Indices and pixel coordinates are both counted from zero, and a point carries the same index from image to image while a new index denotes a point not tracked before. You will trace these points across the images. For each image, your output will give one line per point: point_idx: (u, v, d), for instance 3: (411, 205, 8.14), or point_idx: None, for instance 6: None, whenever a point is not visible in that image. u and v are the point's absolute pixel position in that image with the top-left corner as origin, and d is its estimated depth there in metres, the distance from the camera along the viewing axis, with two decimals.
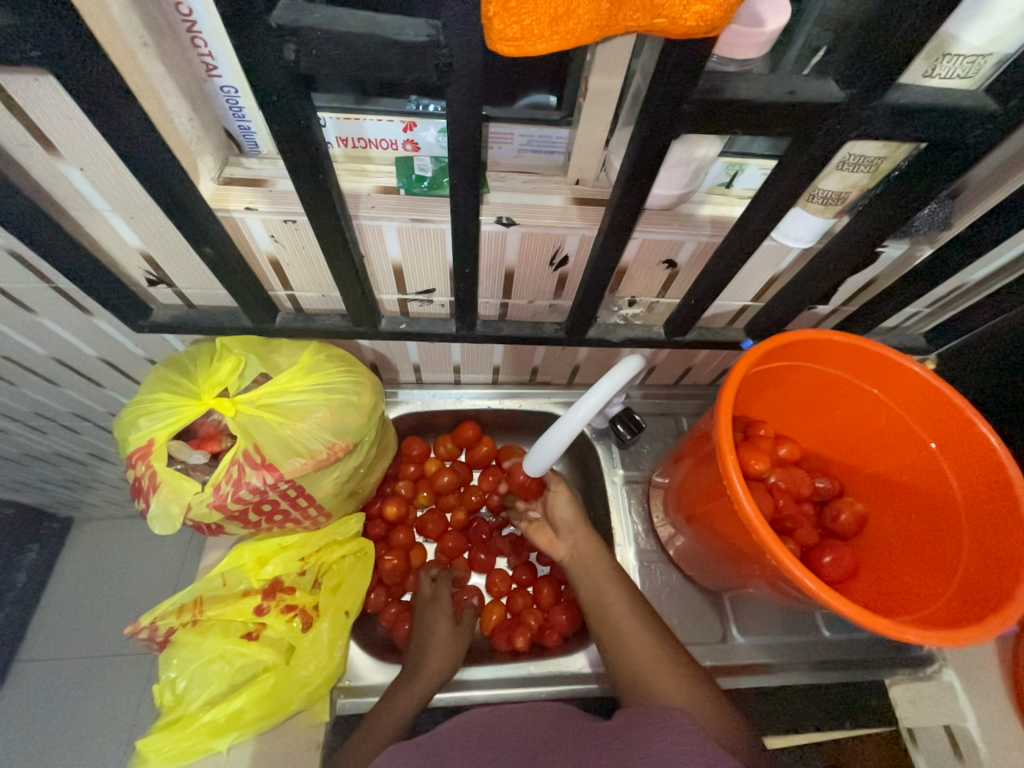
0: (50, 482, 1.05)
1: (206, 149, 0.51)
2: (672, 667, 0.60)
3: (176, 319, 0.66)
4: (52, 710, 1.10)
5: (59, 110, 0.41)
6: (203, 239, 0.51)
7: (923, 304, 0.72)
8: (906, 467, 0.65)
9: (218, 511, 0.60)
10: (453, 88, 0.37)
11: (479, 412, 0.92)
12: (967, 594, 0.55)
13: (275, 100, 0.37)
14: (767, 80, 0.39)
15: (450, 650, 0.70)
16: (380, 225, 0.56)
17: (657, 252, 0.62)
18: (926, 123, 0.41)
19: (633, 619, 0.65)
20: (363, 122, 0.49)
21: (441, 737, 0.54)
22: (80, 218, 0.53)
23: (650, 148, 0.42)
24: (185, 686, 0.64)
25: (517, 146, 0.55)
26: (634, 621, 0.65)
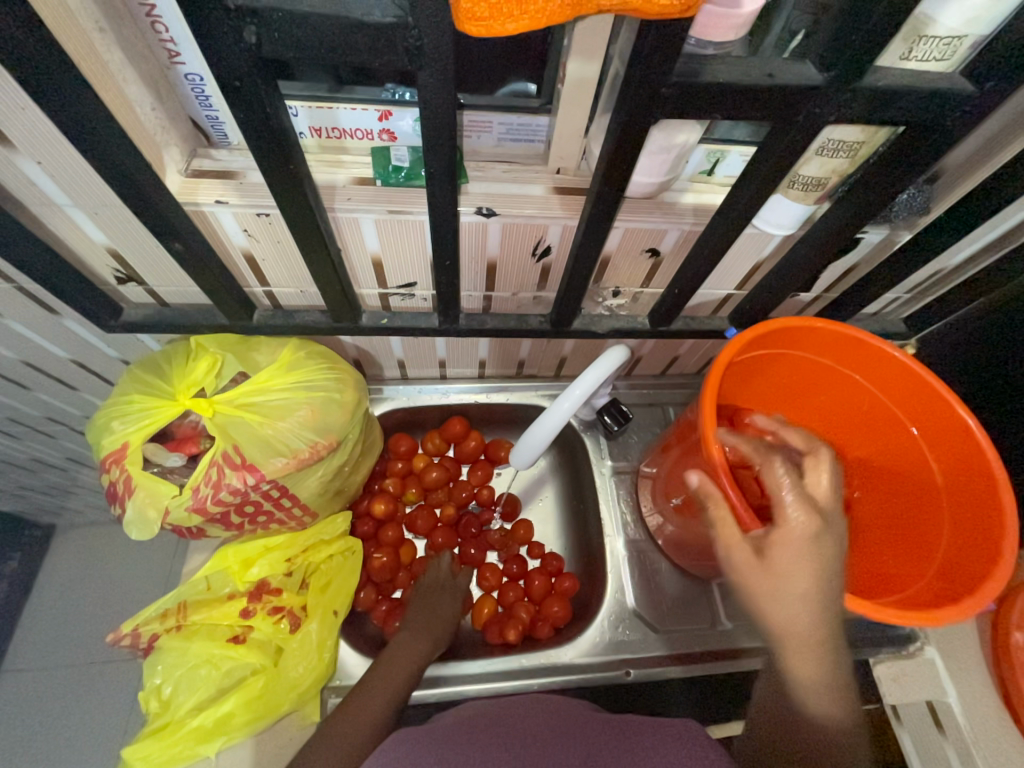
0: (28, 489, 1.02)
1: (172, 140, 0.49)
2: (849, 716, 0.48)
3: (149, 319, 0.64)
4: (38, 720, 1.08)
5: (10, 99, 0.39)
6: (171, 234, 0.49)
7: (904, 290, 0.73)
8: (888, 451, 0.66)
9: (198, 514, 0.59)
10: (425, 72, 0.35)
11: (466, 407, 0.91)
12: (948, 574, 0.56)
13: (239, 85, 0.35)
14: (745, 63, 0.38)
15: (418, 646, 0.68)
16: (357, 217, 0.55)
17: (640, 242, 0.62)
18: (904, 106, 0.41)
19: (826, 661, 0.47)
20: (336, 111, 0.48)
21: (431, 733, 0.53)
22: (40, 214, 0.51)
23: (629, 134, 0.41)
24: (171, 693, 0.63)
25: (497, 135, 0.54)
26: (826, 668, 0.46)
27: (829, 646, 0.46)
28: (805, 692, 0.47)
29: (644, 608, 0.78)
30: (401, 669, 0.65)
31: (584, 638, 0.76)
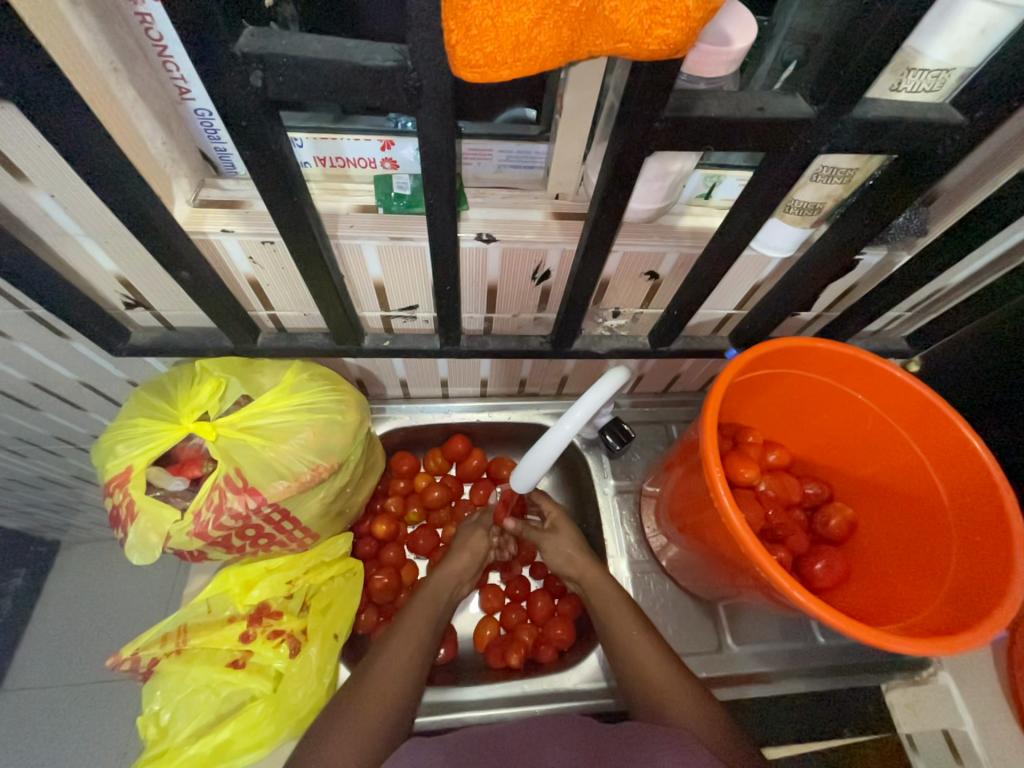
0: (34, 507, 1.03)
1: (182, 172, 0.51)
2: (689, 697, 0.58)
3: (155, 342, 0.65)
4: (37, 743, 1.07)
5: (26, 138, 0.40)
6: (177, 262, 0.50)
7: (905, 308, 0.73)
8: (894, 471, 0.65)
9: (200, 539, 0.59)
10: (424, 111, 0.36)
11: (468, 425, 0.91)
12: (956, 600, 0.55)
13: (245, 124, 0.37)
14: (736, 97, 0.39)
15: (423, 626, 0.65)
16: (360, 243, 0.56)
17: (639, 264, 0.62)
18: (895, 136, 0.42)
19: (645, 644, 0.63)
20: (340, 142, 0.49)
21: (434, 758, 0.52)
22: (52, 243, 0.52)
23: (624, 164, 0.42)
24: (169, 719, 0.62)
25: (496, 162, 0.55)
26: (647, 648, 0.62)
27: (645, 629, 0.65)
28: (645, 680, 0.60)
29: None
30: (408, 653, 0.61)
31: (587, 662, 0.76)
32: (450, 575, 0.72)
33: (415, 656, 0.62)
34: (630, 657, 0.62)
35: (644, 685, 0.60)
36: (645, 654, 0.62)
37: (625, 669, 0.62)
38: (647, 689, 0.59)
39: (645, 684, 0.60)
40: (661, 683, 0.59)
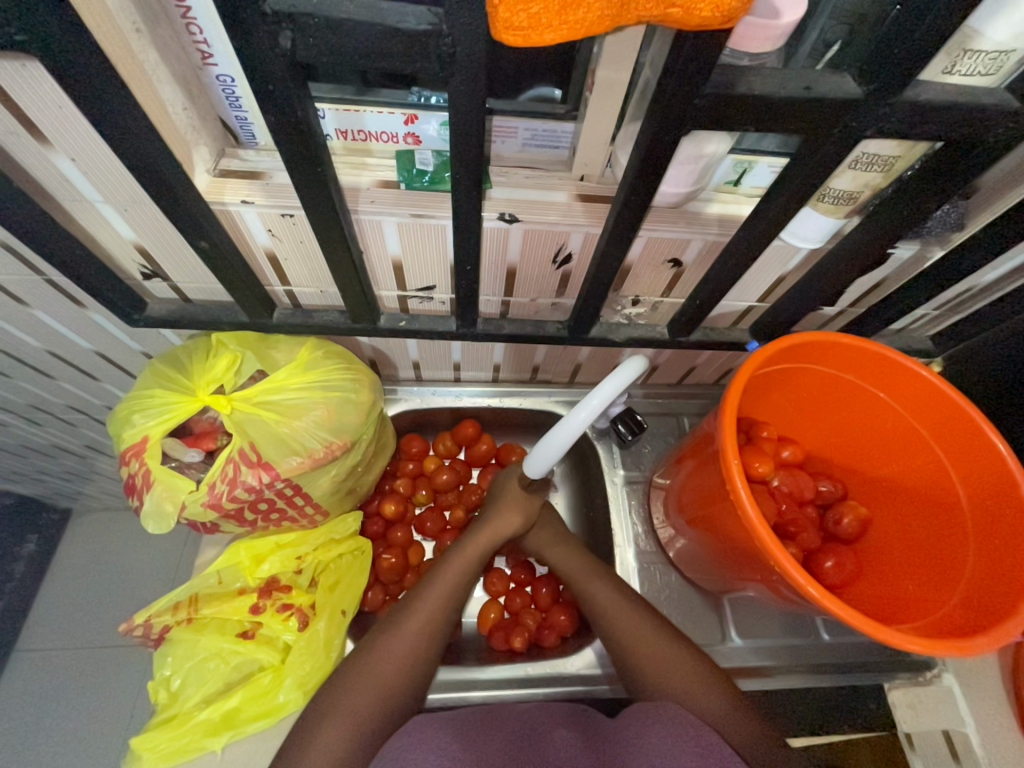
0: (48, 474, 1.04)
1: (202, 140, 0.50)
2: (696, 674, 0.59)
3: (172, 314, 0.65)
4: (49, 702, 1.10)
5: (48, 98, 0.40)
6: (197, 232, 0.50)
7: (932, 307, 0.71)
8: (912, 472, 0.64)
9: (213, 510, 0.59)
10: (456, 80, 0.35)
11: (479, 410, 0.91)
12: (971, 604, 0.54)
13: (272, 89, 0.36)
14: (781, 74, 0.38)
15: (438, 616, 0.64)
16: (380, 220, 0.55)
17: (663, 251, 0.61)
18: (945, 121, 0.40)
19: (653, 637, 0.62)
20: (363, 114, 0.48)
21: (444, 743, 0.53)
22: (71, 209, 0.51)
23: (659, 144, 0.41)
24: (180, 685, 0.64)
25: (521, 140, 0.53)
26: (647, 634, 0.63)
27: (641, 608, 0.66)
28: (637, 657, 0.61)
29: None
30: (414, 645, 0.61)
31: (590, 648, 0.76)
32: (484, 542, 0.71)
33: (426, 643, 0.62)
34: (621, 634, 0.64)
35: (636, 661, 0.61)
36: (638, 631, 0.63)
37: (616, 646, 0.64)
38: (637, 662, 0.61)
39: (636, 660, 0.62)
40: (652, 660, 0.60)
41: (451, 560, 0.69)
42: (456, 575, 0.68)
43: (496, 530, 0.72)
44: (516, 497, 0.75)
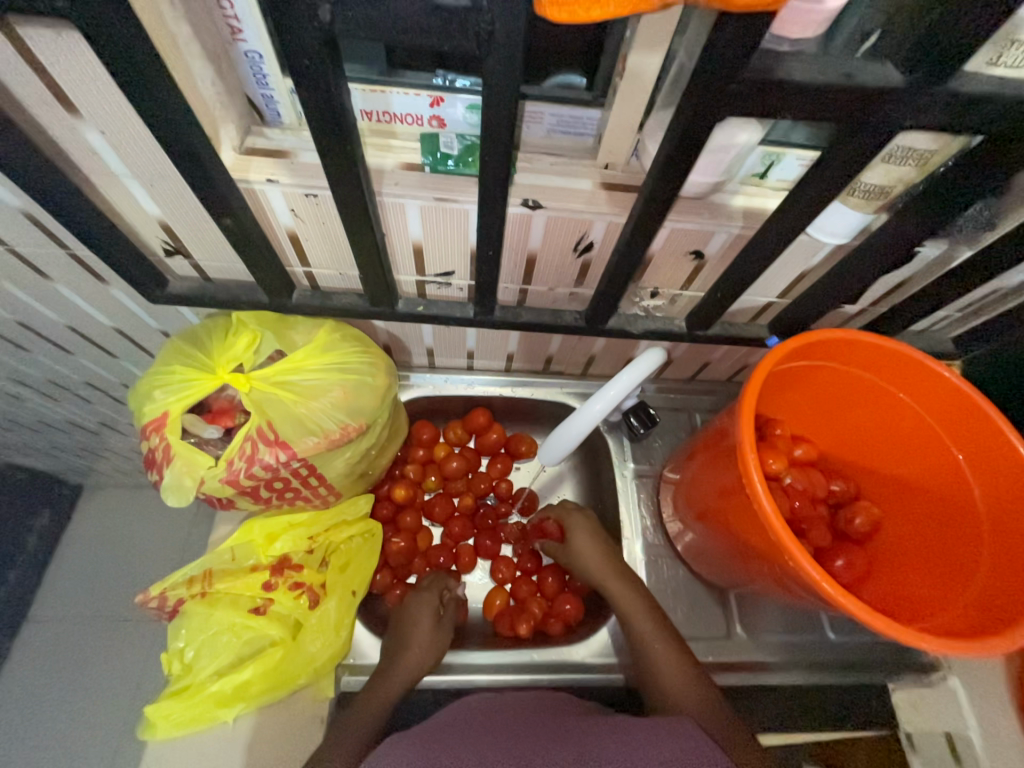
0: (63, 449, 1.06)
1: (229, 117, 0.50)
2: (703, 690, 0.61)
3: (192, 292, 0.65)
4: (60, 671, 1.13)
5: (82, 68, 0.40)
6: (223, 209, 0.50)
7: (955, 308, 0.70)
8: (927, 473, 0.64)
9: (231, 486, 0.60)
10: (493, 57, 0.35)
11: (490, 399, 0.91)
12: (983, 606, 0.54)
13: (307, 63, 0.36)
14: (821, 61, 0.37)
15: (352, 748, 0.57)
16: (403, 202, 0.55)
17: (685, 243, 0.60)
18: (985, 114, 0.39)
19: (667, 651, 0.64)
20: (390, 95, 0.48)
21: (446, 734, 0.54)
22: (98, 182, 0.52)
23: (692, 130, 0.40)
24: (193, 656, 0.65)
25: (547, 126, 0.53)
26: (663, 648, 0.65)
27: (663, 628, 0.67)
28: (663, 685, 0.63)
29: None
30: None
31: (596, 637, 0.76)
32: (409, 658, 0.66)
33: None
34: (651, 661, 0.65)
35: (661, 684, 0.63)
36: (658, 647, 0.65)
37: (646, 672, 0.65)
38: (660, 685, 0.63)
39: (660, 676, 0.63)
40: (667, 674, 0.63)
41: (373, 687, 0.64)
42: (375, 708, 0.62)
43: (418, 663, 0.66)
44: (421, 623, 0.70)
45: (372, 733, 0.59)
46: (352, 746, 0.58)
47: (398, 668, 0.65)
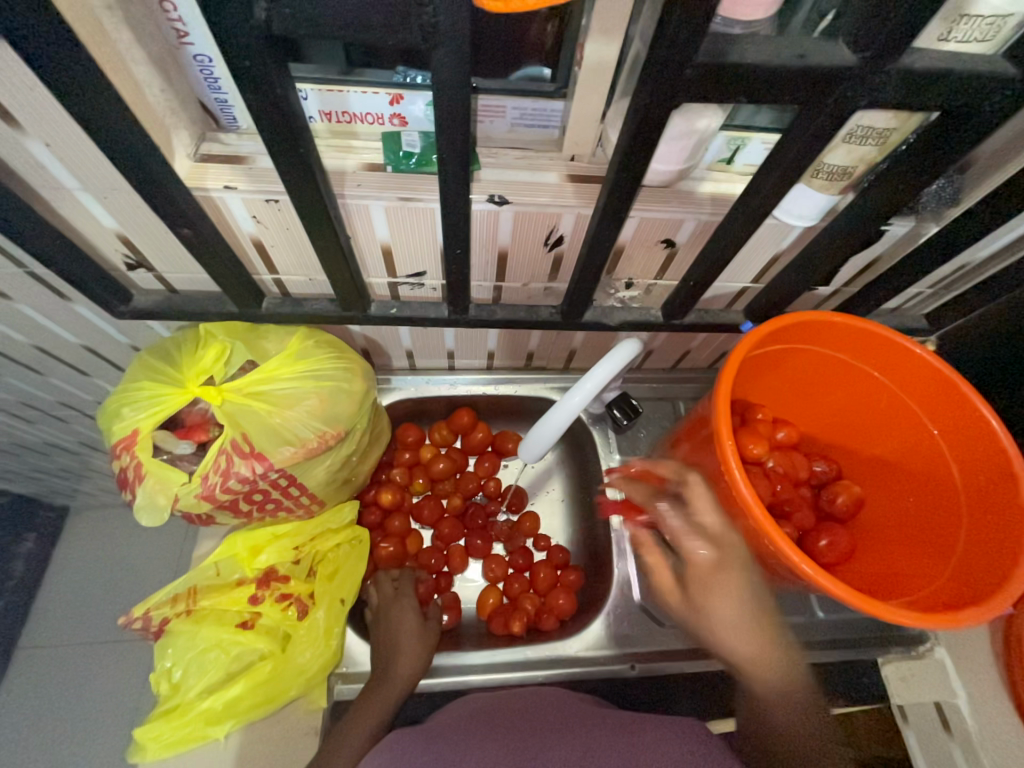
0: (43, 472, 1.04)
1: (181, 123, 0.48)
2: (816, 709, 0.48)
3: (158, 306, 0.63)
4: (53, 697, 1.11)
5: (17, 79, 0.38)
6: (180, 219, 0.49)
7: (926, 285, 0.71)
8: (906, 449, 0.64)
9: (207, 502, 0.59)
10: (440, 51, 0.34)
11: (474, 398, 0.91)
12: (963, 578, 0.55)
13: (248, 65, 0.35)
14: (774, 43, 0.37)
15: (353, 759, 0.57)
16: (367, 204, 0.54)
17: (655, 232, 0.60)
18: (939, 91, 0.39)
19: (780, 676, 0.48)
20: (347, 94, 0.47)
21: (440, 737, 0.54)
22: (49, 198, 0.50)
23: (649, 118, 0.40)
24: (181, 675, 0.64)
25: (510, 120, 0.52)
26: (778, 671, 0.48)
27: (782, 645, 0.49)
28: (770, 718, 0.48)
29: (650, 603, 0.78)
30: None
31: (589, 631, 0.77)
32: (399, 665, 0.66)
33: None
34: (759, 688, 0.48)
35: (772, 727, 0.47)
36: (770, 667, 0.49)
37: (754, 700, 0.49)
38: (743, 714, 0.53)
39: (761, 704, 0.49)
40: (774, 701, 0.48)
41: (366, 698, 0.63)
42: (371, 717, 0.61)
43: (411, 665, 0.66)
44: (406, 626, 0.70)
45: (372, 739, 0.60)
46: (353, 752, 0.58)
47: (391, 673, 0.65)
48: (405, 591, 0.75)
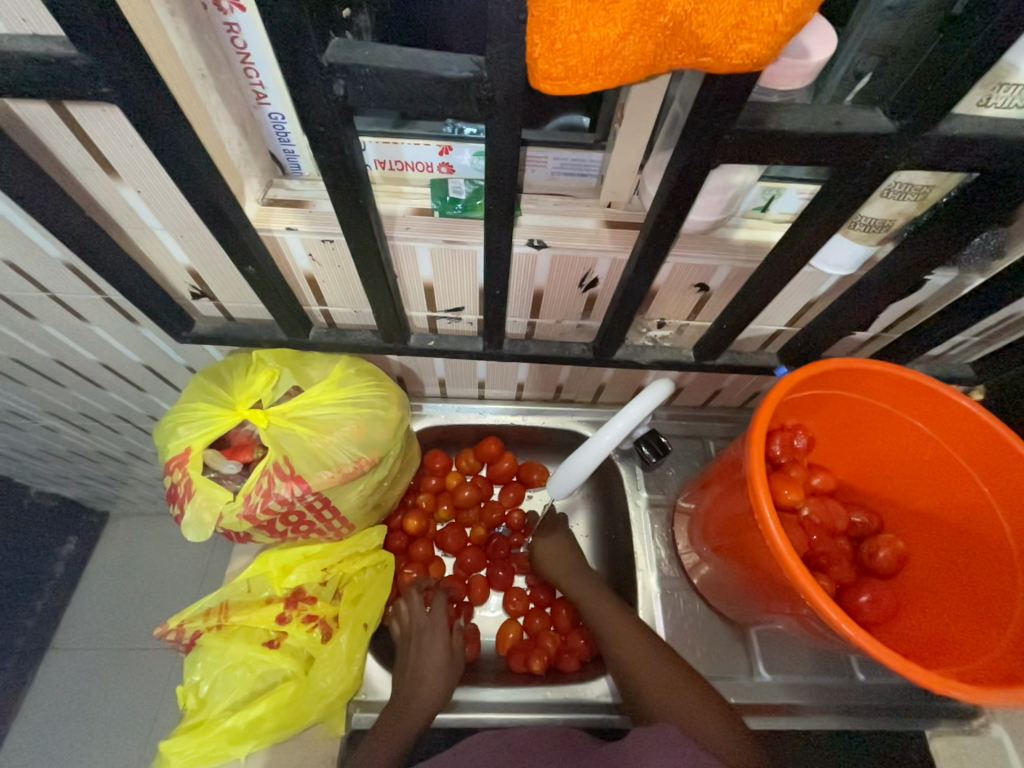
0: (92, 477, 1.09)
1: (253, 172, 0.54)
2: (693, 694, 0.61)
3: (216, 332, 0.68)
4: (79, 700, 1.14)
5: (122, 139, 0.44)
6: (245, 258, 0.53)
7: (972, 333, 0.69)
8: (954, 505, 0.62)
9: (247, 521, 0.62)
10: (494, 119, 0.37)
11: (502, 428, 0.92)
12: (1022, 651, 0.52)
13: (322, 130, 0.39)
14: (810, 111, 0.38)
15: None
16: (414, 245, 0.57)
17: (689, 276, 0.61)
18: (980, 154, 0.40)
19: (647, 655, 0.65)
20: (401, 146, 0.51)
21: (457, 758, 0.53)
22: (133, 235, 0.56)
23: (687, 176, 0.42)
24: (208, 691, 0.65)
25: (551, 169, 0.55)
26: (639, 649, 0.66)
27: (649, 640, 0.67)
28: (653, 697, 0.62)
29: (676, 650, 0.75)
30: None
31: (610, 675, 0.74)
32: (421, 698, 0.65)
33: None
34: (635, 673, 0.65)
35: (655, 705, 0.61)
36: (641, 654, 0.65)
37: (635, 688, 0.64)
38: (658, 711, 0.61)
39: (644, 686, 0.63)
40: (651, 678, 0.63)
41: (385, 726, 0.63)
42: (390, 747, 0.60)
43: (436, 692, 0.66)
44: (433, 657, 0.70)
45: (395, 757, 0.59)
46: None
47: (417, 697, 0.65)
48: (439, 618, 0.75)
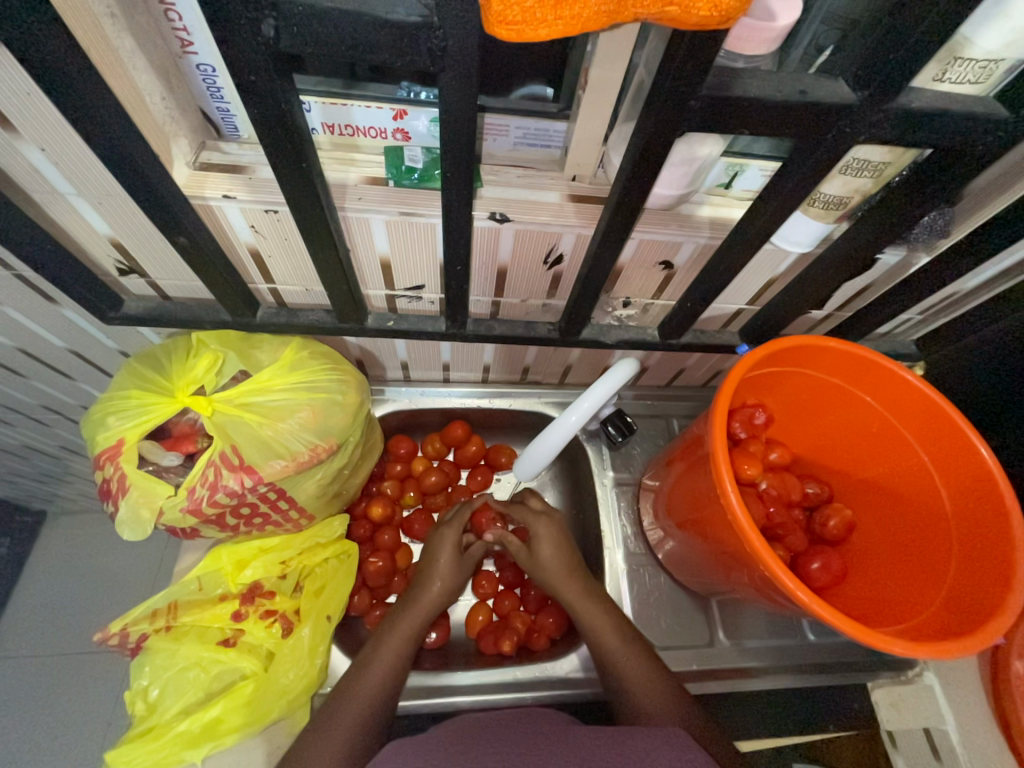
0: (21, 475, 1.00)
1: (181, 131, 0.48)
2: (663, 684, 0.60)
3: (150, 312, 0.62)
4: (20, 711, 1.06)
5: (14, 84, 0.38)
6: (176, 228, 0.48)
7: (917, 311, 0.72)
8: (897, 474, 0.65)
9: (193, 516, 0.58)
10: (447, 74, 0.34)
11: (467, 411, 0.90)
12: (954, 606, 0.56)
13: (254, 80, 0.34)
14: (775, 79, 0.38)
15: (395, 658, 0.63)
16: (368, 217, 0.54)
17: (654, 254, 0.61)
18: (934, 129, 0.40)
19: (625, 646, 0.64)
20: (350, 108, 0.46)
21: (435, 739, 0.52)
22: (42, 202, 0.49)
23: (653, 146, 0.40)
24: (157, 695, 0.62)
25: (513, 139, 0.52)
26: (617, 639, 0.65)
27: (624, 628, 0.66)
28: (629, 685, 0.61)
29: (642, 623, 0.77)
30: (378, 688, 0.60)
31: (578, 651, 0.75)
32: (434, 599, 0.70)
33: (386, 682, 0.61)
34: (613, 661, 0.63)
35: (627, 693, 0.61)
36: (617, 641, 0.65)
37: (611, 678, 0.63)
38: (631, 696, 0.60)
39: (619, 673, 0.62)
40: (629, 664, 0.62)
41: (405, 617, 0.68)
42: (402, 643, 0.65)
43: (397, 661, 0.63)
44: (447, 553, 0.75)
45: (358, 736, 0.56)
46: (338, 750, 0.55)
47: (381, 665, 0.62)
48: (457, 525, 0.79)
